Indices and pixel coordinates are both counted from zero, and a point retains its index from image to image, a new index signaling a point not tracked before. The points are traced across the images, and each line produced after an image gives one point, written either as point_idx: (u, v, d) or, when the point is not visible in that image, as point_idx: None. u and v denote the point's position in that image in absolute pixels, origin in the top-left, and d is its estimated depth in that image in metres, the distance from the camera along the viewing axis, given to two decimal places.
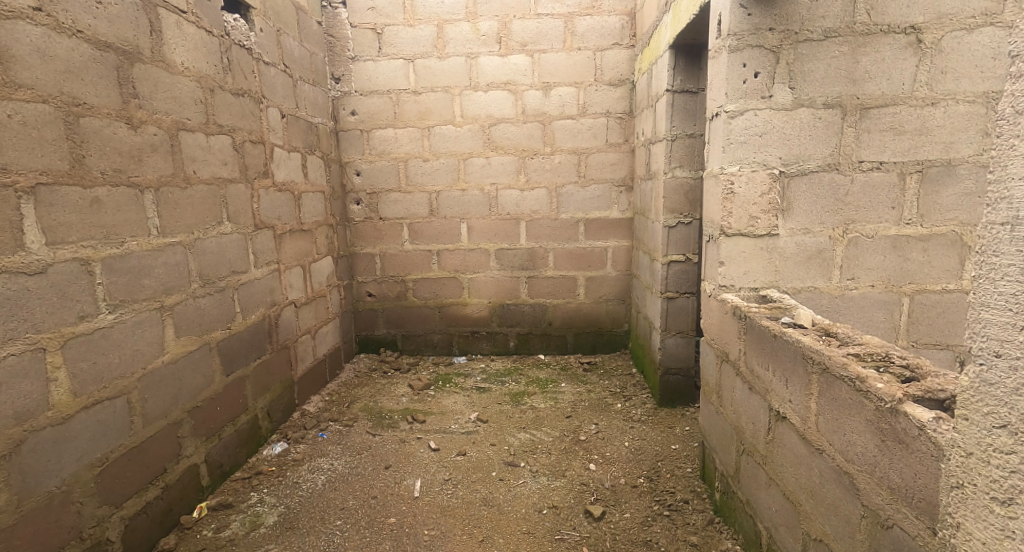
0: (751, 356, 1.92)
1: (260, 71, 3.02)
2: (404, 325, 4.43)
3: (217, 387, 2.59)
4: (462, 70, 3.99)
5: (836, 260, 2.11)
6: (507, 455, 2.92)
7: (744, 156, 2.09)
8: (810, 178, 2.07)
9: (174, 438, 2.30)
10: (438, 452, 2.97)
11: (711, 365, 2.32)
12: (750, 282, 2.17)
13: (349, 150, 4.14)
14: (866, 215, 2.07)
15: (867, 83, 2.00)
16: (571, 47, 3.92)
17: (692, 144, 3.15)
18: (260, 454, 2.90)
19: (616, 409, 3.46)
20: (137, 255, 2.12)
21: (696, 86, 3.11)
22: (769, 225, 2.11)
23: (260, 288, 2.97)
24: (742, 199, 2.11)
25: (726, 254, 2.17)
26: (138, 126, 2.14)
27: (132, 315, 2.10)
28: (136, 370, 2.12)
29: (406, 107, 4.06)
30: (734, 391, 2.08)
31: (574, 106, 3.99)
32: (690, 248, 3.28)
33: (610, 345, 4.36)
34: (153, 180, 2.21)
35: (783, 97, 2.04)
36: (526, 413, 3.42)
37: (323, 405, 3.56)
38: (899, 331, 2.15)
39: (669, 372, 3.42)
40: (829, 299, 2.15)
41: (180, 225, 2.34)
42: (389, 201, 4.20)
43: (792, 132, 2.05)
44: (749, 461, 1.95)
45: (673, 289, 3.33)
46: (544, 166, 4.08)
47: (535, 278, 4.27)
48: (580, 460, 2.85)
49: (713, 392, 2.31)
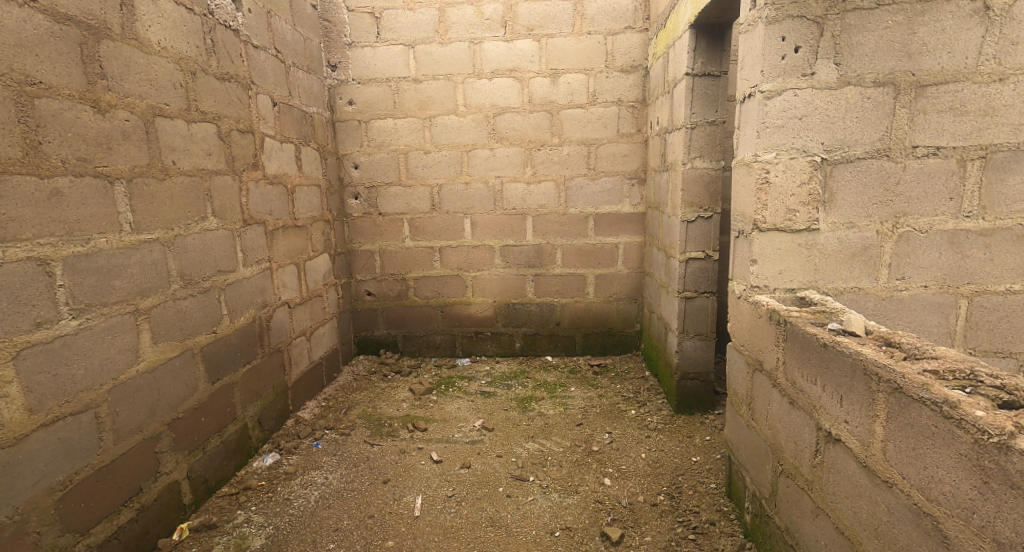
0: (793, 366, 1.71)
1: (249, 55, 2.81)
2: (405, 325, 4.23)
3: (200, 396, 2.38)
4: (465, 56, 3.76)
5: (884, 257, 1.91)
6: (515, 468, 2.71)
7: (782, 141, 1.89)
8: (856, 166, 1.87)
9: (151, 453, 2.09)
10: (440, 464, 2.77)
11: (741, 374, 2.11)
12: (786, 282, 1.97)
13: (346, 141, 3.93)
14: (919, 207, 1.87)
15: (924, 57, 1.79)
16: (580, 31, 3.69)
17: (713, 132, 2.94)
18: (250, 466, 2.70)
19: (630, 416, 3.25)
20: (106, 254, 1.91)
21: (718, 70, 2.89)
22: (808, 219, 1.91)
23: (250, 288, 2.77)
24: (779, 190, 1.92)
25: (759, 251, 1.98)
26: (107, 110, 1.92)
27: (100, 321, 1.89)
28: (106, 381, 1.91)
29: (406, 96, 3.84)
30: (770, 403, 1.87)
31: (583, 94, 3.76)
32: (710, 244, 3.05)
33: (621, 347, 4.14)
34: (126, 171, 1.99)
35: (827, 74, 1.83)
36: (533, 421, 3.21)
37: (319, 411, 3.35)
38: (955, 336, 1.95)
39: (686, 377, 3.20)
40: (876, 301, 1.95)
41: (156, 221, 2.12)
42: (389, 195, 3.99)
43: (836, 115, 1.85)
44: (789, 485, 1.74)
45: (691, 289, 3.11)
46: (551, 158, 3.86)
47: (542, 275, 4.05)
48: (593, 474, 2.64)
49: (742, 403, 2.10)
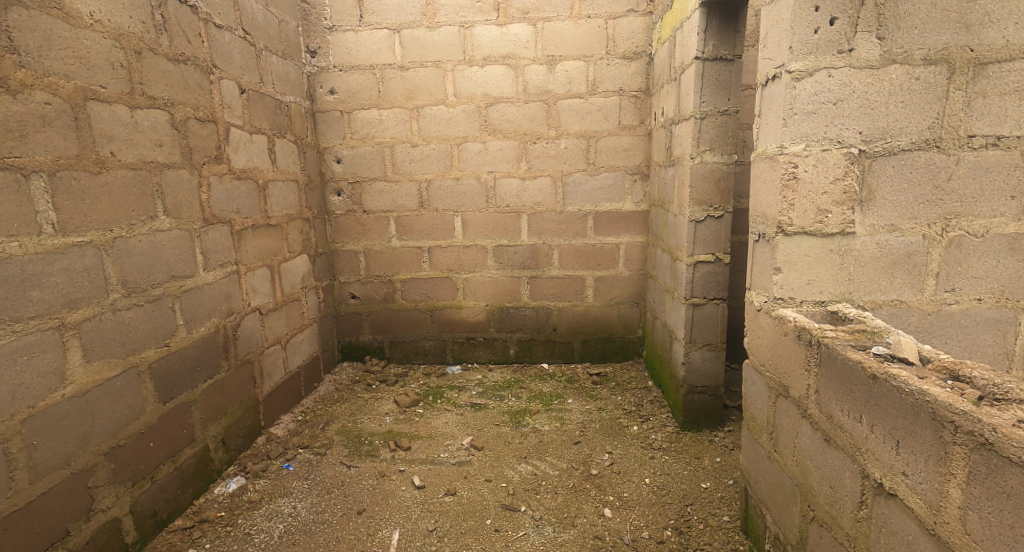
0: (828, 397, 1.44)
1: (210, 35, 2.52)
2: (392, 330, 3.95)
3: (147, 420, 2.11)
4: (455, 41, 3.48)
5: (931, 266, 1.64)
6: (505, 495, 2.44)
7: (813, 131, 1.62)
8: (900, 159, 1.60)
9: (82, 489, 1.85)
10: (422, 490, 2.50)
11: (762, 397, 1.83)
12: (815, 294, 1.71)
13: (328, 133, 3.64)
14: (974, 207, 1.60)
15: (985, 29, 1.52)
16: (579, 14, 3.40)
17: (725, 123, 2.66)
18: (210, 494, 2.41)
19: (632, 433, 2.97)
20: (19, 260, 1.69)
21: (731, 53, 2.60)
22: (842, 221, 1.64)
23: (213, 295, 2.48)
24: (809, 187, 1.65)
25: (784, 258, 1.72)
26: (20, 92, 1.70)
27: (12, 339, 1.67)
28: (21, 411, 1.69)
29: (391, 85, 3.56)
30: (798, 436, 1.60)
31: (582, 83, 3.48)
32: (721, 247, 2.78)
33: (621, 353, 3.87)
34: (46, 162, 1.76)
35: (868, 50, 1.56)
36: (527, 438, 2.94)
37: (294, 427, 3.07)
38: (1014, 358, 1.68)
39: (694, 391, 2.93)
40: (920, 316, 1.68)
41: (89, 220, 1.89)
42: (374, 191, 3.71)
43: (878, 98, 1.58)
44: (823, 536, 1.48)
45: (700, 294, 2.84)
46: (548, 151, 3.58)
47: (538, 278, 3.78)
48: (592, 503, 2.37)
49: (763, 431, 1.83)
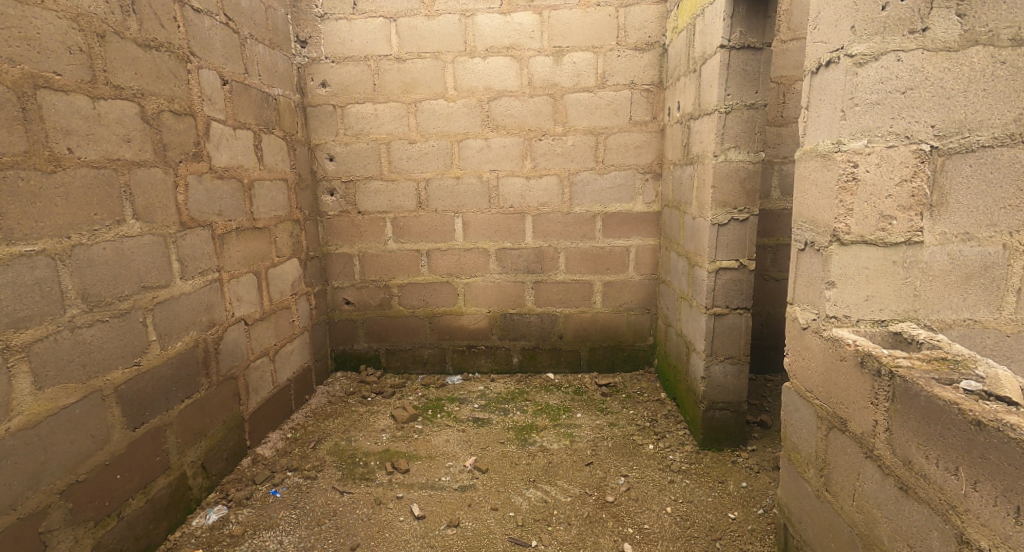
0: (906, 439, 1.26)
1: (187, 19, 2.27)
2: (388, 338, 3.72)
3: (113, 450, 1.88)
4: (455, 31, 3.24)
5: (1012, 281, 1.43)
6: (514, 528, 2.22)
7: (876, 124, 1.40)
8: (980, 157, 1.37)
9: (32, 535, 1.63)
10: (422, 520, 2.27)
11: (808, 427, 1.61)
12: (875, 312, 1.48)
13: (319, 129, 3.40)
14: None
15: None
16: (588, 2, 3.17)
17: (752, 118, 2.43)
18: (187, 527, 2.18)
19: (648, 452, 2.75)
20: None
21: (760, 41, 2.38)
22: (908, 228, 1.42)
23: (192, 306, 2.25)
24: (871, 188, 1.43)
25: (839, 270, 1.50)
26: None
27: None
28: None
29: (386, 78, 3.32)
30: (862, 479, 1.40)
31: (591, 76, 3.25)
32: (745, 252, 2.55)
33: (631, 362, 3.64)
34: None
35: (946, 29, 1.33)
36: (535, 459, 2.71)
37: (282, 446, 2.84)
38: None
39: (714, 407, 2.70)
40: (997, 337, 1.46)
41: (41, 226, 1.66)
42: (369, 191, 3.47)
43: (955, 86, 1.35)
44: None
45: (722, 304, 2.62)
46: (554, 149, 3.35)
47: (544, 283, 3.55)
48: (609, 537, 2.15)
49: (810, 465, 1.61)
